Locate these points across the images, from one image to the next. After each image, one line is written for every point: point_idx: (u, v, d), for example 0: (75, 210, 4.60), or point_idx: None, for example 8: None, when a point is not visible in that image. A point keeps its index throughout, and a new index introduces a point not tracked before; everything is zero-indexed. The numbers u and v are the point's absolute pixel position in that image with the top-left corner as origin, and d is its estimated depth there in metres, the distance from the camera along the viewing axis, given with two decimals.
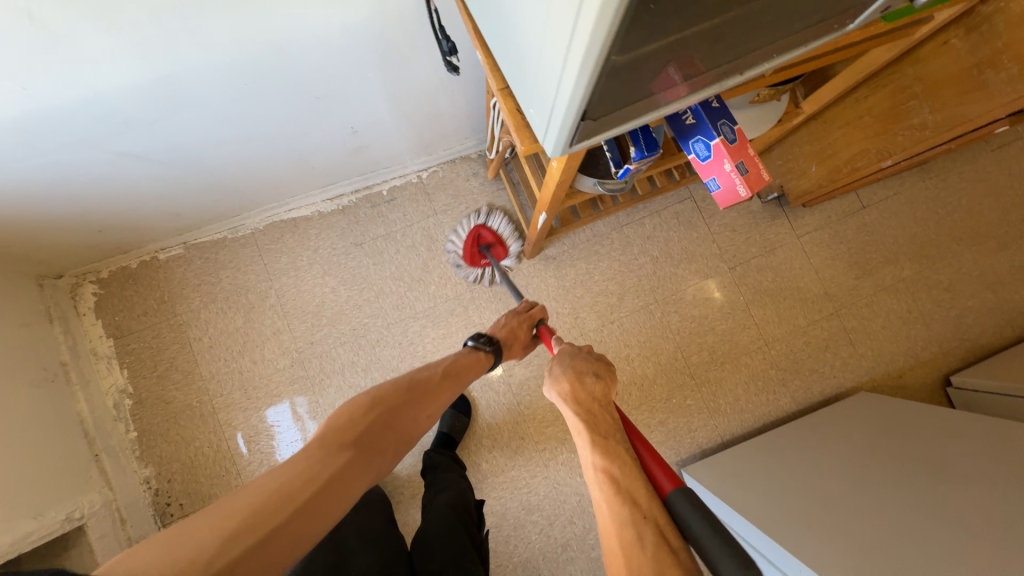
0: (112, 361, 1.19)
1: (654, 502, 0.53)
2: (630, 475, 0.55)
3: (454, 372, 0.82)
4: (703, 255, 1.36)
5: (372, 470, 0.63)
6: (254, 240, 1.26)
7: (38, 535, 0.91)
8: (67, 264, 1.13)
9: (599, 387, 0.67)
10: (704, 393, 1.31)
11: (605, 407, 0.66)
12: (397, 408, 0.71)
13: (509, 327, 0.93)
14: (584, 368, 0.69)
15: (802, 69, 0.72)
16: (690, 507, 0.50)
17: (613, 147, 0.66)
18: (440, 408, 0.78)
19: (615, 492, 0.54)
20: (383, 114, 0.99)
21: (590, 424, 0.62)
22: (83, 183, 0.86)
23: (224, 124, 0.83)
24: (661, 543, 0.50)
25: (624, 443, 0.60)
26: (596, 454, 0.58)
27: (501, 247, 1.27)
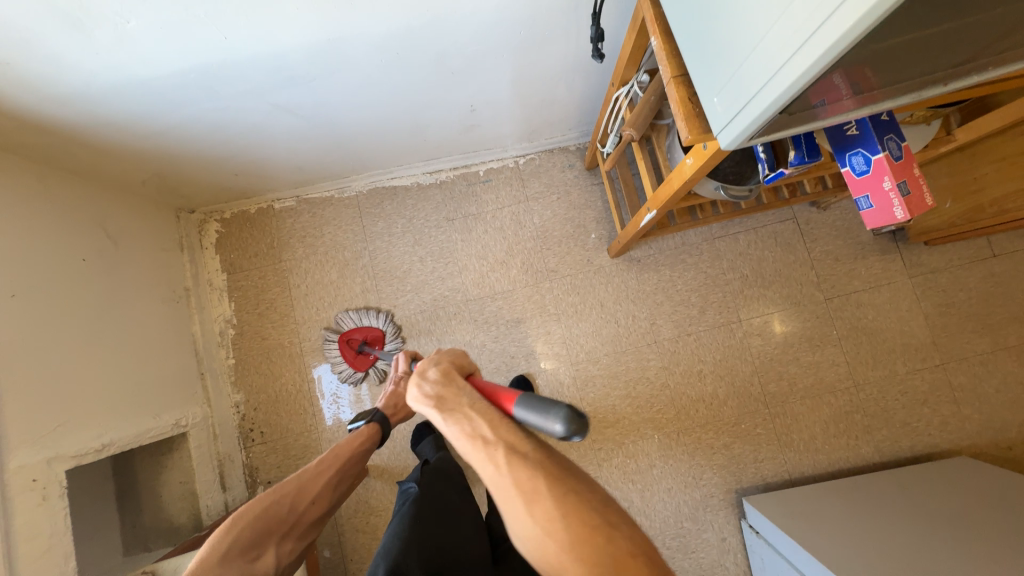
0: (223, 293, 1.32)
1: (505, 427, 0.51)
2: (475, 417, 0.52)
3: (339, 453, 0.87)
4: (798, 281, 1.29)
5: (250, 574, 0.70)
6: (357, 203, 1.34)
7: (155, 433, 1.03)
8: (200, 201, 1.26)
9: (444, 371, 0.58)
10: (777, 424, 1.24)
11: (452, 378, 0.57)
12: (272, 507, 0.77)
13: (391, 392, 1.00)
14: (424, 364, 0.59)
15: (979, 92, 0.66)
16: (527, 406, 0.49)
17: (766, 149, 0.65)
18: (326, 492, 0.85)
19: (470, 438, 0.51)
20: (503, 95, 1.02)
21: (441, 402, 0.54)
22: (236, 130, 0.96)
23: (363, 90, 0.90)
24: (513, 454, 0.49)
25: (468, 392, 0.55)
26: (447, 422, 0.53)
27: (378, 341, 1.27)
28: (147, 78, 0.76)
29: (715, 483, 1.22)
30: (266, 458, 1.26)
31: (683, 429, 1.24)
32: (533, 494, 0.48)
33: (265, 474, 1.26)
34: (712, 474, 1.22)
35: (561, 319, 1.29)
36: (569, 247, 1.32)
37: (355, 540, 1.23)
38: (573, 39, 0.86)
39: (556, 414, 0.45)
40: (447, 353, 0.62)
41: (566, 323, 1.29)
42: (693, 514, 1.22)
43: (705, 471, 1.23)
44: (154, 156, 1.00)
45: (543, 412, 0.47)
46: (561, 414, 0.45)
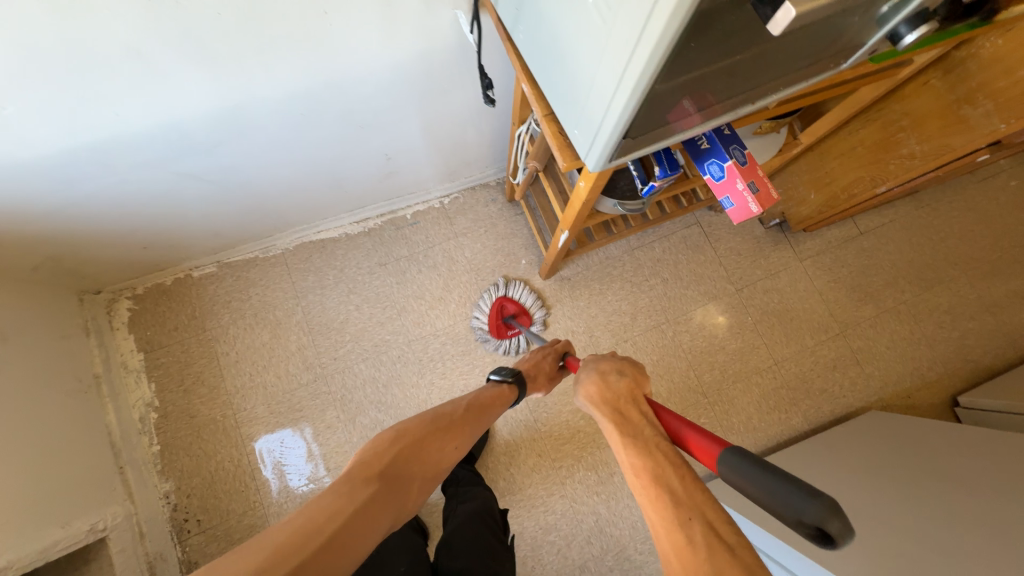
0: (141, 374, 1.22)
1: (702, 493, 0.49)
2: (667, 464, 0.52)
3: (482, 404, 0.81)
4: (711, 278, 1.42)
5: (396, 503, 0.62)
6: (284, 260, 1.32)
7: (64, 544, 0.91)
8: (108, 280, 1.19)
9: (627, 387, 0.65)
10: (717, 412, 1.33)
11: (636, 399, 0.63)
12: (426, 439, 0.71)
13: (531, 362, 0.94)
14: (607, 366, 0.67)
15: (798, 105, 0.81)
16: (750, 463, 0.47)
17: (638, 166, 0.75)
18: (468, 440, 0.77)
19: (653, 484, 0.50)
20: (416, 143, 1.08)
21: (623, 424, 0.58)
22: (143, 202, 0.93)
23: (276, 147, 0.91)
24: (715, 539, 0.46)
25: (658, 431, 0.57)
26: (630, 451, 0.54)
27: (525, 316, 1.32)
28: (35, 159, 0.73)
29: None
30: (207, 549, 1.15)
31: None
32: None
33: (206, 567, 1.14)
34: None
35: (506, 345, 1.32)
36: (502, 275, 1.38)
37: None
38: (470, 88, 0.94)
39: (816, 500, 0.41)
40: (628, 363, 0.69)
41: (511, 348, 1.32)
42: None
43: None
44: (48, 238, 0.94)
45: (787, 480, 0.43)
46: (826, 504, 0.40)
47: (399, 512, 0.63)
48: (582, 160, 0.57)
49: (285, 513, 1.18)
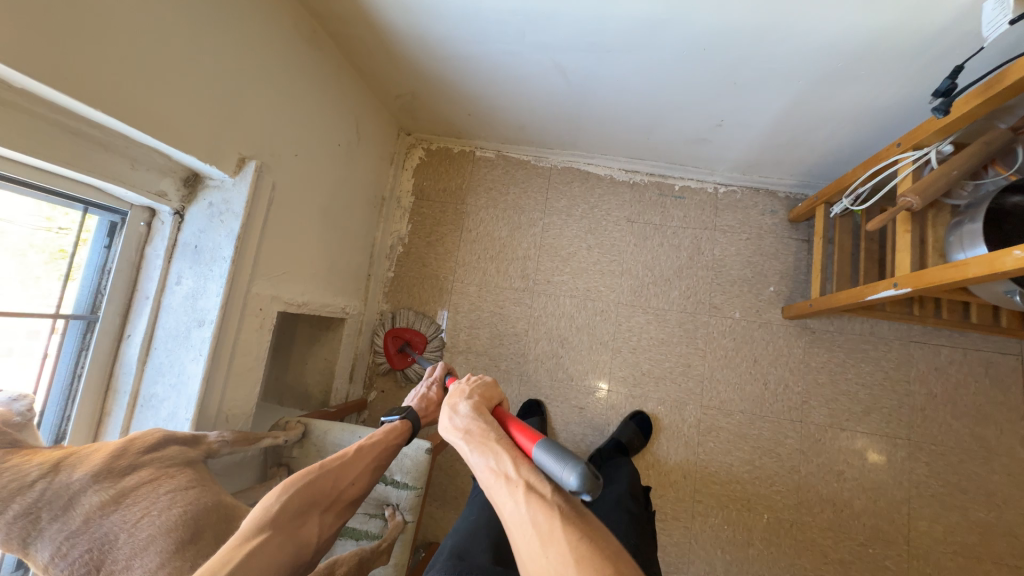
0: (405, 213, 1.43)
1: (525, 466, 0.51)
2: (499, 452, 0.54)
3: (377, 441, 0.74)
4: (998, 425, 1.11)
5: (291, 550, 0.57)
6: (549, 175, 1.39)
7: (329, 309, 1.15)
8: (422, 128, 1.38)
9: (475, 402, 0.64)
10: (913, 568, 1.08)
11: (481, 410, 0.62)
12: (321, 481, 0.63)
13: (422, 396, 0.90)
14: (456, 395, 0.66)
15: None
16: (547, 449, 0.49)
17: None
18: (368, 476, 0.70)
19: (494, 472, 0.52)
20: (761, 119, 0.99)
21: (467, 432, 0.59)
22: (503, 77, 1.03)
23: (641, 72, 0.90)
24: (533, 495, 0.48)
25: (496, 429, 0.58)
26: (474, 455, 0.55)
27: (417, 340, 1.31)
28: (479, 12, 0.82)
29: None
30: (388, 369, 1.36)
31: (799, 523, 1.13)
32: (549, 535, 0.44)
33: (381, 382, 1.36)
34: None
35: (707, 358, 1.23)
36: (741, 290, 1.25)
37: (434, 476, 1.26)
38: (893, 83, 0.79)
39: (572, 465, 0.45)
40: (479, 383, 0.69)
41: (710, 363, 1.23)
42: None
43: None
44: (422, 79, 1.10)
45: (558, 459, 0.47)
46: (577, 468, 0.45)
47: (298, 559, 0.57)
48: None
49: None
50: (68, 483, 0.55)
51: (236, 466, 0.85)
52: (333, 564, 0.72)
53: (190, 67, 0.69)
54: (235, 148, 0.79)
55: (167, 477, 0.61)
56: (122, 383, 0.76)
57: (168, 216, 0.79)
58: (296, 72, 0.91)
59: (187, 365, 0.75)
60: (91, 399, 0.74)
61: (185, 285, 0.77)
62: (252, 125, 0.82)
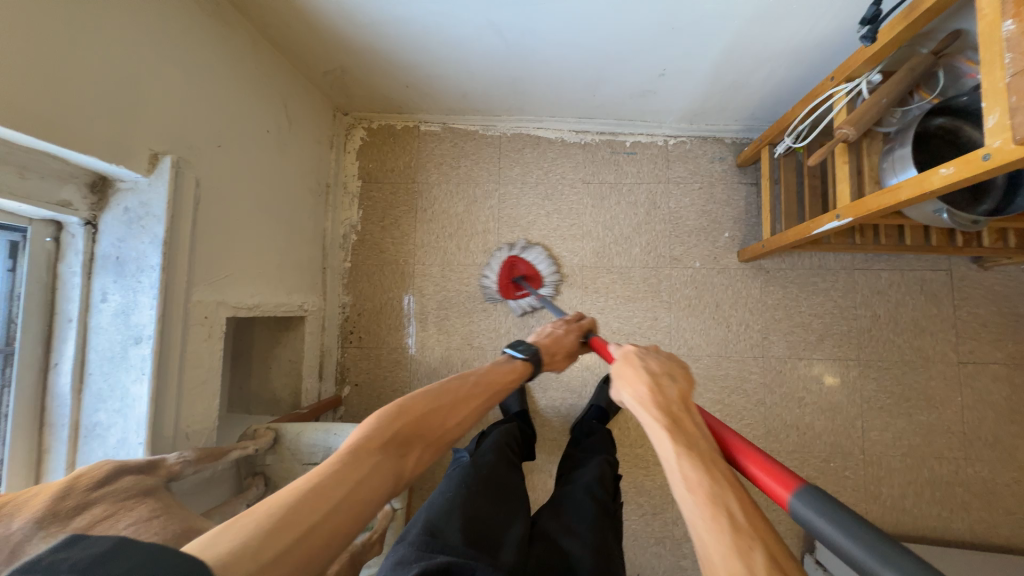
0: (354, 199, 1.36)
1: (760, 520, 0.42)
2: (722, 485, 0.45)
3: (488, 384, 0.76)
4: (934, 336, 1.21)
5: (402, 472, 0.57)
6: (499, 143, 1.35)
7: (285, 309, 1.09)
8: (359, 106, 1.30)
9: (681, 397, 0.57)
10: (868, 473, 1.18)
11: (689, 408, 0.56)
12: (429, 415, 0.64)
13: (552, 337, 0.94)
14: (660, 375, 0.61)
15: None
16: (830, 513, 0.40)
17: None
18: (473, 418, 0.72)
19: (713, 501, 0.44)
20: (701, 65, 0.98)
21: (671, 428, 0.52)
22: (437, 42, 0.96)
23: (579, 24, 0.87)
24: (775, 565, 0.38)
25: (715, 452, 0.50)
26: (679, 460, 0.48)
27: (535, 280, 1.28)
28: None
29: None
30: (358, 362, 1.32)
31: (768, 449, 1.21)
32: None
33: (354, 375, 1.32)
34: None
35: (672, 309, 1.27)
36: (698, 239, 1.28)
37: None
38: (825, 15, 0.80)
39: (894, 563, 0.34)
40: (673, 364, 0.64)
41: (676, 313, 1.26)
42: None
43: None
44: (350, 52, 1.02)
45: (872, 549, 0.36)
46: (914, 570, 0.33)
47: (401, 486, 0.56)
48: None
49: (424, 364, 1.31)
50: (7, 534, 0.48)
51: (205, 484, 0.81)
52: None
53: (74, 55, 0.60)
54: (145, 143, 0.71)
55: (125, 510, 0.56)
56: (58, 416, 0.69)
57: (78, 228, 0.71)
58: (204, 55, 0.81)
59: (130, 387, 0.69)
60: (25, 437, 0.68)
61: (113, 302, 0.70)
62: (161, 117, 0.73)
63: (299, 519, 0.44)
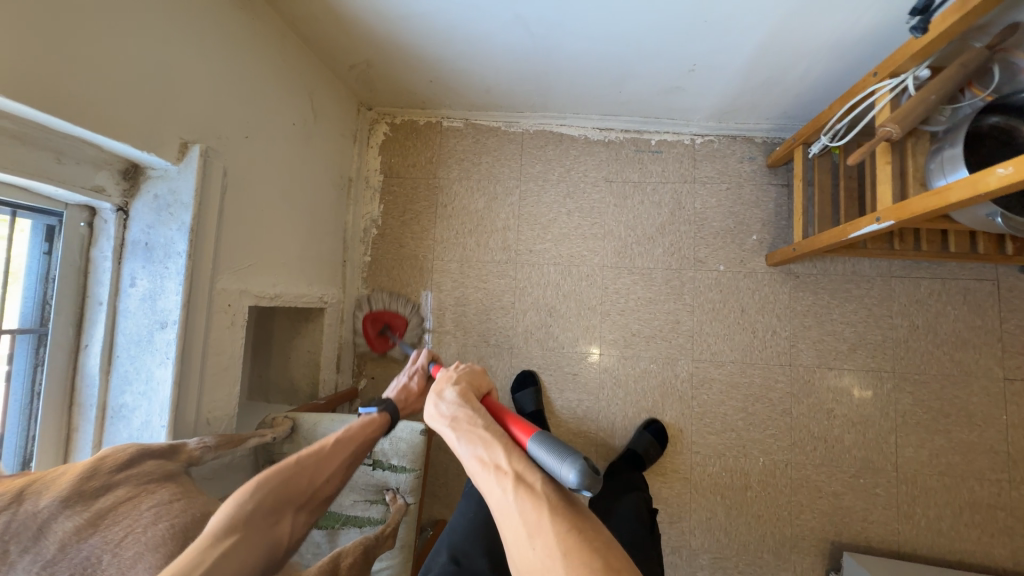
0: (376, 194, 1.36)
1: (513, 454, 0.56)
2: (484, 445, 0.58)
3: (357, 435, 0.76)
4: (977, 349, 1.14)
5: (268, 545, 0.58)
6: (521, 140, 1.33)
7: (306, 300, 1.10)
8: (382, 101, 1.30)
9: (461, 394, 0.69)
10: (901, 492, 1.12)
11: (469, 401, 0.67)
12: (297, 480, 0.64)
13: (403, 386, 0.96)
14: (442, 385, 0.71)
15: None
16: (539, 439, 0.55)
17: None
18: (344, 471, 0.73)
19: (483, 462, 0.56)
20: (734, 61, 0.95)
21: (454, 422, 0.64)
22: (463, 36, 0.96)
23: (609, 18, 0.85)
24: (521, 484, 0.53)
25: (485, 421, 0.62)
26: (460, 444, 0.60)
27: (399, 324, 1.26)
28: None
29: (811, 527, 1.14)
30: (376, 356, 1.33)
31: (793, 461, 1.16)
32: (536, 526, 0.49)
33: (370, 369, 1.33)
34: (811, 516, 1.14)
35: (695, 312, 1.23)
36: (724, 241, 1.24)
37: (434, 456, 1.25)
38: (869, 8, 0.76)
39: (568, 462, 0.49)
40: (465, 371, 0.75)
41: (699, 317, 1.23)
42: (777, 549, 1.15)
43: (804, 512, 1.15)
44: (375, 45, 1.02)
45: (555, 452, 0.51)
46: (573, 463, 0.48)
47: (271, 554, 0.58)
48: None
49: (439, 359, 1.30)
50: (35, 511, 0.50)
51: (224, 470, 0.82)
52: (338, 557, 0.74)
53: (108, 42, 0.61)
54: (175, 131, 0.72)
55: (147, 493, 0.57)
56: (86, 397, 0.71)
57: (110, 214, 0.72)
58: (233, 47, 0.83)
59: (155, 370, 0.70)
60: (55, 416, 0.70)
61: (141, 286, 0.72)
62: (191, 105, 0.75)
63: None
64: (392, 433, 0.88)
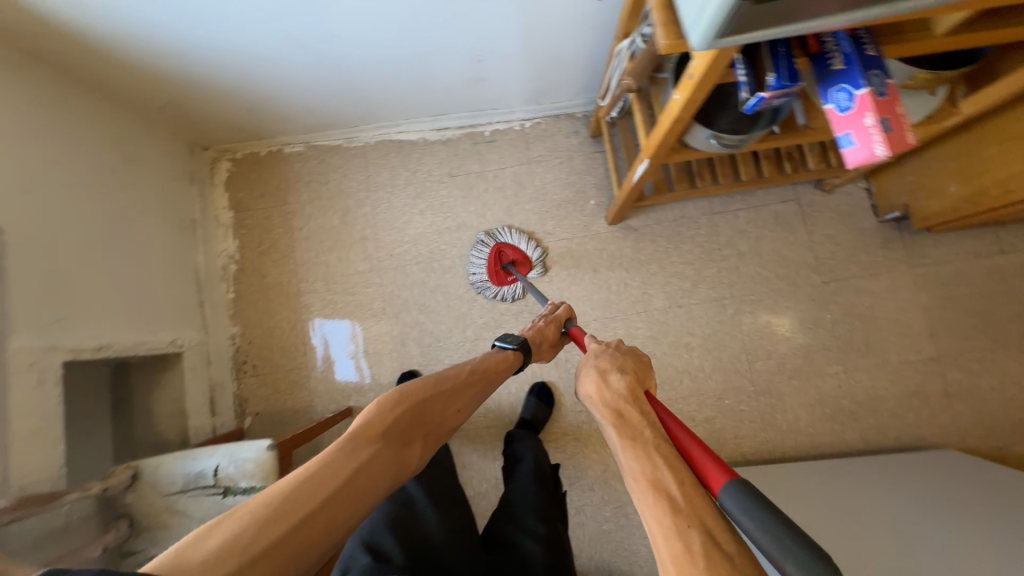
0: (228, 230, 1.36)
1: (700, 500, 0.47)
2: (663, 467, 0.50)
3: (485, 371, 0.81)
4: (795, 262, 1.27)
5: (397, 465, 0.66)
6: (364, 152, 1.38)
7: (149, 347, 1.09)
8: (215, 138, 1.31)
9: (628, 384, 0.62)
10: (762, 403, 1.22)
11: (637, 398, 0.60)
12: (425, 407, 0.72)
13: (535, 328, 0.90)
14: (609, 367, 0.64)
15: (968, 41, 0.60)
16: (744, 501, 0.46)
17: (749, 70, 0.57)
18: (471, 407, 0.79)
19: (652, 486, 0.48)
20: (509, 45, 1.04)
21: (622, 426, 0.56)
22: (251, 56, 1.00)
23: (368, 19, 0.93)
24: (710, 542, 0.43)
25: (658, 435, 0.54)
26: (627, 451, 0.53)
27: (524, 265, 1.28)
28: None
29: None
30: (256, 391, 1.30)
31: (666, 399, 1.24)
32: None
33: (254, 405, 1.29)
34: None
35: (554, 281, 1.30)
36: (567, 211, 1.33)
37: None
38: None
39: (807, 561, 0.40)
40: (631, 356, 0.68)
41: (558, 285, 1.30)
42: None
43: None
44: (172, 78, 1.05)
45: (776, 534, 0.43)
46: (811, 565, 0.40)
47: (400, 472, 0.66)
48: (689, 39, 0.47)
49: (322, 379, 1.30)
50: None
51: (51, 536, 0.78)
52: None
53: None
54: None
55: None
56: None
57: None
58: None
59: None
60: None
61: None
62: None
63: (309, 498, 0.55)
64: (237, 455, 0.85)
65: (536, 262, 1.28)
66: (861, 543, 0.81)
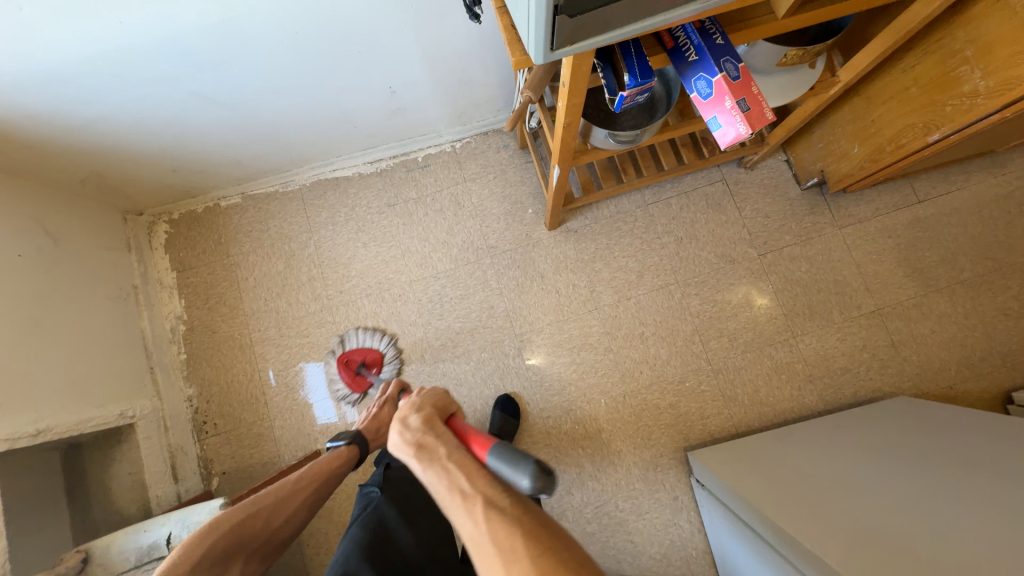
0: (173, 291, 1.35)
1: (481, 479, 0.53)
2: (453, 469, 0.55)
3: (318, 472, 0.82)
4: (731, 240, 1.32)
5: None
6: (301, 194, 1.39)
7: (97, 422, 1.06)
8: (147, 202, 1.31)
9: (425, 415, 0.63)
10: (721, 380, 1.25)
11: (433, 424, 0.61)
12: (247, 525, 0.73)
13: (372, 415, 0.95)
14: (406, 410, 0.63)
15: (810, 20, 0.65)
16: (498, 454, 0.53)
17: (609, 75, 0.62)
18: (304, 510, 0.80)
19: (449, 489, 0.53)
20: (417, 74, 1.08)
21: (420, 452, 0.58)
22: (163, 119, 1.02)
23: (272, 70, 0.95)
24: (492, 509, 0.50)
25: (450, 444, 0.58)
26: (428, 473, 0.56)
27: (377, 362, 1.27)
28: (56, 65, 0.82)
29: (664, 444, 1.23)
30: (221, 449, 1.27)
31: (629, 391, 1.25)
32: (513, 553, 0.46)
33: (220, 465, 1.27)
34: (660, 434, 1.23)
35: (505, 293, 1.32)
36: (507, 223, 1.36)
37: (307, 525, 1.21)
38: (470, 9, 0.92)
39: (524, 467, 0.49)
40: (429, 393, 0.67)
41: (508, 296, 1.32)
42: (645, 476, 1.22)
43: (654, 432, 1.23)
44: (90, 151, 1.05)
45: (512, 460, 0.51)
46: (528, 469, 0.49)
47: None
48: (534, 53, 0.52)
49: (286, 427, 1.28)
50: None
51: None
52: None
53: None
54: None
55: None
56: None
57: None
58: None
59: None
60: None
61: None
62: None
63: None
64: (190, 521, 0.84)
65: (387, 357, 1.27)
66: (816, 506, 0.83)
